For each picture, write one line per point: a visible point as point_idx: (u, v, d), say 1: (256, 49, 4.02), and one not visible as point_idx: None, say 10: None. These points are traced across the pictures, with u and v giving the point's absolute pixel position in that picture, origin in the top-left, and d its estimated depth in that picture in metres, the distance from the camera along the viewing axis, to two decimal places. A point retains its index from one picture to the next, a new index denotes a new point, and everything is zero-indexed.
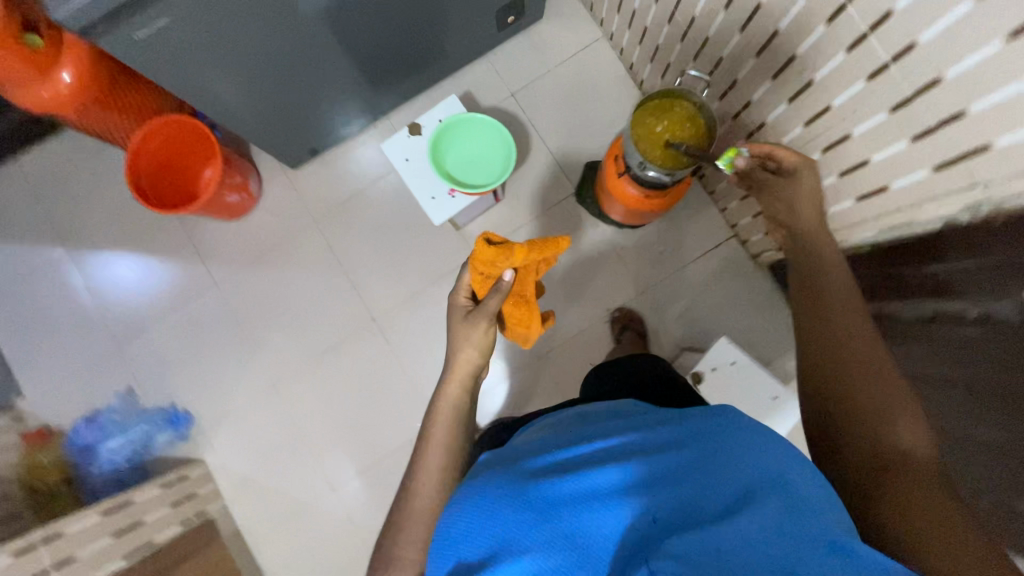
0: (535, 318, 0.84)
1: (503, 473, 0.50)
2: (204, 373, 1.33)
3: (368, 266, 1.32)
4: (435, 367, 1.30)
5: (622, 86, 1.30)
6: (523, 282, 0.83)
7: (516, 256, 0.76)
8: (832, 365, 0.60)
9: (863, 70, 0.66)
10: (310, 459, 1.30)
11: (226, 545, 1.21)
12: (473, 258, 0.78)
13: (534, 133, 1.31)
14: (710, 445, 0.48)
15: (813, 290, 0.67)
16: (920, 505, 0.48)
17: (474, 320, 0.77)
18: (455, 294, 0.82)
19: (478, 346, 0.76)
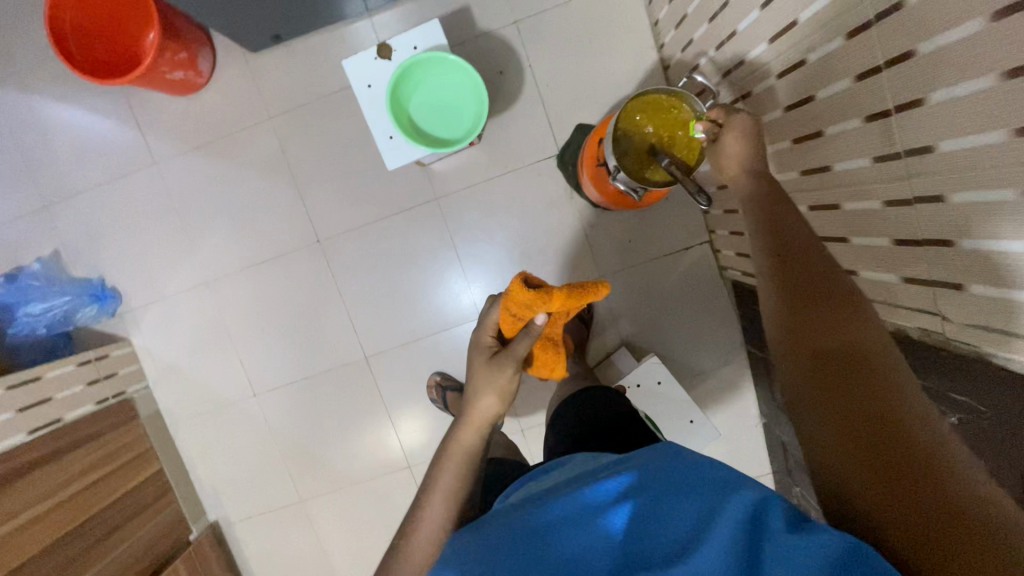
0: (562, 362, 0.78)
1: (486, 524, 0.50)
2: (136, 254, 1.28)
3: (321, 182, 1.23)
4: (373, 302, 1.26)
5: (639, 45, 1.15)
6: (554, 324, 0.76)
7: (554, 302, 0.67)
8: (815, 361, 0.49)
9: (873, 149, 0.58)
10: (235, 362, 1.30)
11: (144, 427, 1.27)
12: (504, 298, 0.70)
13: (530, 76, 1.17)
14: (666, 473, 0.49)
15: (807, 283, 0.55)
16: (932, 518, 0.39)
17: (501, 363, 0.73)
18: (480, 331, 0.77)
19: (502, 392, 0.72)
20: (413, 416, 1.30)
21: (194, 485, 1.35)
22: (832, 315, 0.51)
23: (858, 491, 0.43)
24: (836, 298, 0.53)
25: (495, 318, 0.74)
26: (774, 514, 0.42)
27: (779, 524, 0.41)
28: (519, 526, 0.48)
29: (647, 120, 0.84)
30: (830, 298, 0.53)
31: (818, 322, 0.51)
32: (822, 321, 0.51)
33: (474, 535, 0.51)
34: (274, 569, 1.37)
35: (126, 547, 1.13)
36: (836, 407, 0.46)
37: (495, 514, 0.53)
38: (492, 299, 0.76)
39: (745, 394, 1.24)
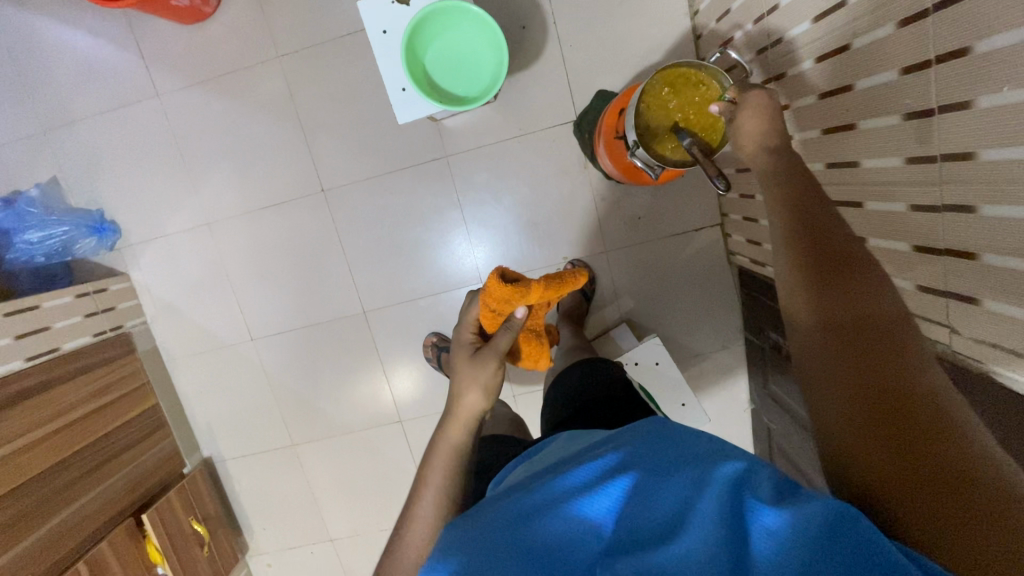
0: (546, 352, 0.81)
1: (472, 506, 0.48)
2: (137, 187, 1.26)
3: (328, 129, 1.19)
4: (375, 257, 1.25)
5: (672, 10, 1.09)
6: (535, 316, 0.80)
7: (533, 295, 0.71)
8: (826, 331, 0.42)
9: (907, 149, 0.56)
10: (233, 305, 1.30)
11: (140, 361, 1.28)
12: (483, 294, 0.73)
13: (554, 34, 1.11)
14: (652, 452, 0.46)
15: (823, 242, 0.47)
16: (944, 497, 0.34)
17: (482, 357, 0.69)
18: (460, 330, 0.75)
19: (484, 387, 0.67)
20: (408, 372, 1.32)
21: (190, 421, 1.38)
22: (838, 278, 0.44)
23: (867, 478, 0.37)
24: (846, 256, 0.45)
25: (475, 314, 0.74)
26: (760, 484, 0.40)
27: (765, 494, 0.38)
28: (505, 508, 0.45)
29: (671, 94, 0.80)
30: (839, 258, 0.45)
31: (838, 291, 0.43)
32: (826, 284, 0.44)
33: (454, 527, 0.47)
34: (264, 505, 1.42)
35: (120, 476, 1.17)
36: (839, 380, 0.40)
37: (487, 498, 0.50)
38: (469, 296, 0.76)
39: (736, 379, 1.26)
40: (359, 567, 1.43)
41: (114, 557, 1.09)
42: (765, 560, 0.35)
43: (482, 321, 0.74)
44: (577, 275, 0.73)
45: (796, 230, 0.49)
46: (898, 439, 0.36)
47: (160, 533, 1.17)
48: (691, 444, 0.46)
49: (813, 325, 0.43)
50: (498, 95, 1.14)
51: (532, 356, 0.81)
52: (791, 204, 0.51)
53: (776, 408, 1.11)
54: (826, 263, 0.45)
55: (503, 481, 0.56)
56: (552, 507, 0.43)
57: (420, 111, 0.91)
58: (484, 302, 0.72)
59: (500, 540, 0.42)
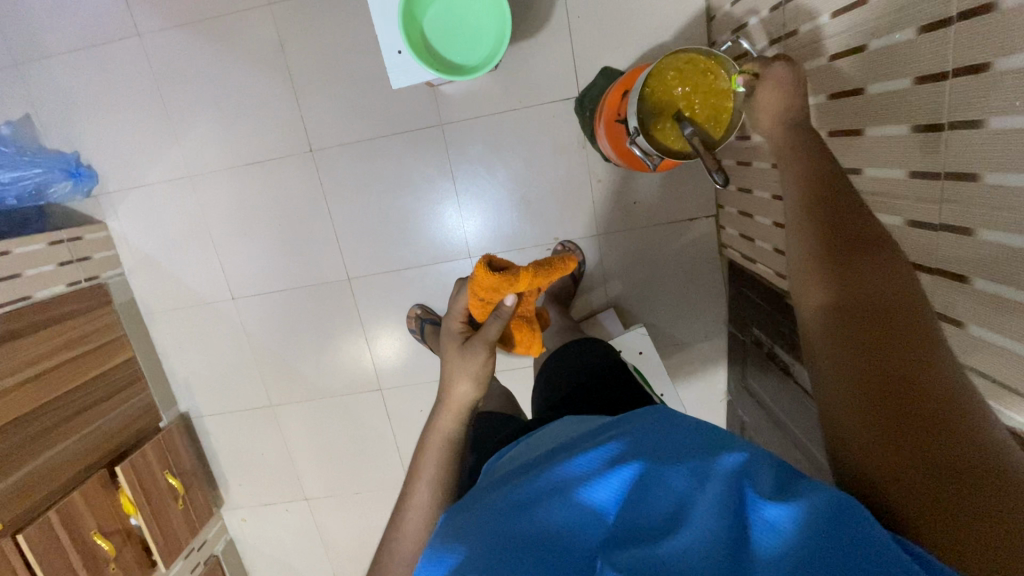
0: (538, 338, 0.81)
1: (472, 503, 0.45)
2: (115, 131, 1.20)
3: (318, 85, 1.14)
4: (362, 223, 1.22)
5: None
6: (526, 303, 0.80)
7: (521, 282, 0.71)
8: (841, 323, 0.41)
9: (911, 162, 0.55)
10: (214, 261, 1.27)
11: (116, 313, 1.25)
12: (471, 285, 0.72)
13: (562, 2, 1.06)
14: (654, 439, 0.44)
15: (844, 235, 0.46)
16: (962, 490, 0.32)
17: (471, 349, 0.68)
18: (450, 320, 0.75)
19: (475, 376, 0.66)
20: (390, 341, 1.31)
21: (167, 375, 1.37)
22: (851, 260, 0.44)
23: (878, 474, 0.36)
24: (860, 242, 0.45)
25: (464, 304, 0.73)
26: (761, 477, 0.39)
27: (767, 488, 0.38)
28: (504, 499, 0.42)
29: (678, 83, 0.77)
30: (854, 243, 0.45)
31: (859, 279, 0.42)
32: (838, 268, 0.44)
33: (448, 522, 0.45)
34: (241, 462, 1.43)
35: (94, 427, 1.16)
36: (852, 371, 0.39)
37: (483, 490, 0.48)
38: (459, 287, 0.77)
39: (716, 370, 1.27)
40: (333, 526, 1.46)
41: (87, 507, 1.09)
42: (771, 552, 0.34)
43: (472, 311, 0.74)
44: (565, 262, 0.73)
45: (813, 216, 0.48)
46: (909, 422, 0.35)
47: (134, 487, 1.18)
48: (693, 435, 0.45)
49: (827, 313, 0.43)
50: (499, 64, 1.10)
51: (525, 341, 0.80)
52: (809, 193, 0.50)
53: (752, 402, 1.13)
54: (840, 246, 0.45)
55: (497, 467, 0.53)
56: (552, 494, 0.41)
57: (414, 75, 0.89)
58: (472, 292, 0.72)
59: (500, 530, 0.39)
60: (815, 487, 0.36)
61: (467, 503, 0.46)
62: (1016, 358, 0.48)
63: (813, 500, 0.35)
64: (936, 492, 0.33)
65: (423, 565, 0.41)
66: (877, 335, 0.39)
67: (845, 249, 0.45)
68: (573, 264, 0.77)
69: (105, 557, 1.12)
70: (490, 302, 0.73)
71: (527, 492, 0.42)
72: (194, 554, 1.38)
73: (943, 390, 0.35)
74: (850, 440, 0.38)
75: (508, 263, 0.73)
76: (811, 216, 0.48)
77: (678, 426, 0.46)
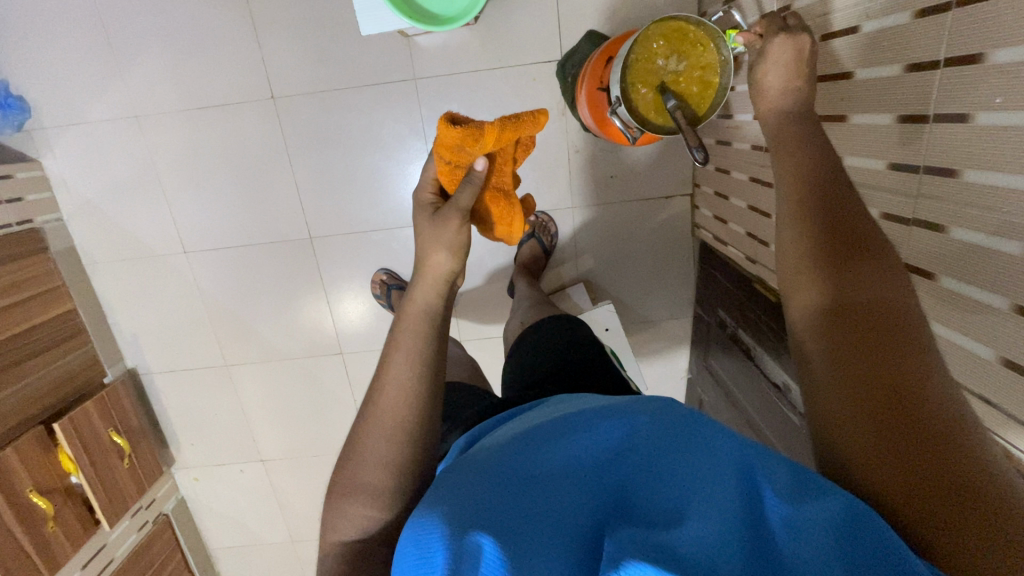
0: (517, 212, 0.74)
1: (450, 476, 0.43)
2: (49, 58, 1.08)
3: (281, 23, 1.04)
4: (325, 181, 1.16)
5: None
6: (499, 173, 0.74)
7: (488, 137, 0.66)
8: (834, 322, 0.40)
9: (890, 154, 0.54)
10: (165, 211, 1.19)
11: (54, 262, 1.16)
12: (437, 149, 0.67)
13: None
14: (651, 426, 0.43)
15: (843, 226, 0.44)
16: (951, 496, 0.32)
17: (444, 216, 0.61)
18: (418, 192, 0.68)
19: (451, 246, 0.59)
20: (354, 305, 1.27)
21: (113, 329, 1.29)
22: (846, 257, 0.42)
23: (869, 475, 0.36)
24: (860, 237, 0.43)
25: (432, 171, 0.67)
26: (774, 475, 0.39)
27: (781, 487, 0.37)
28: (492, 473, 0.41)
29: (665, 52, 0.74)
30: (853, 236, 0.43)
31: (849, 279, 0.41)
32: (831, 266, 0.42)
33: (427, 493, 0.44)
34: (193, 422, 1.39)
35: (28, 382, 1.09)
36: (844, 373, 0.38)
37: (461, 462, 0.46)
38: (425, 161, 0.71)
39: (679, 349, 1.29)
40: (289, 488, 1.45)
41: (22, 466, 1.03)
42: (782, 551, 0.34)
43: (441, 180, 0.68)
44: (535, 114, 0.69)
45: (817, 198, 0.46)
46: (902, 433, 0.35)
47: (75, 445, 1.12)
48: (694, 423, 0.43)
49: (816, 311, 0.42)
50: (479, 17, 1.03)
51: (505, 217, 0.74)
52: (817, 171, 0.48)
53: (712, 382, 1.15)
54: (841, 238, 0.43)
55: (476, 438, 0.51)
56: (538, 475, 0.41)
57: (387, 23, 0.83)
58: (439, 156, 0.66)
59: (486, 511, 0.38)
60: (826, 488, 0.36)
61: (445, 476, 0.44)
62: (976, 358, 0.49)
63: (825, 502, 0.35)
64: (923, 498, 0.33)
65: (409, 542, 0.39)
66: (872, 340, 0.38)
67: (845, 240, 0.43)
68: (544, 118, 0.72)
69: (44, 516, 1.07)
70: (460, 169, 0.68)
71: (512, 469, 0.41)
72: (142, 512, 1.34)
73: (939, 405, 0.35)
74: (841, 440, 0.38)
75: (471, 120, 0.68)
76: (816, 198, 0.46)
77: (674, 411, 0.45)
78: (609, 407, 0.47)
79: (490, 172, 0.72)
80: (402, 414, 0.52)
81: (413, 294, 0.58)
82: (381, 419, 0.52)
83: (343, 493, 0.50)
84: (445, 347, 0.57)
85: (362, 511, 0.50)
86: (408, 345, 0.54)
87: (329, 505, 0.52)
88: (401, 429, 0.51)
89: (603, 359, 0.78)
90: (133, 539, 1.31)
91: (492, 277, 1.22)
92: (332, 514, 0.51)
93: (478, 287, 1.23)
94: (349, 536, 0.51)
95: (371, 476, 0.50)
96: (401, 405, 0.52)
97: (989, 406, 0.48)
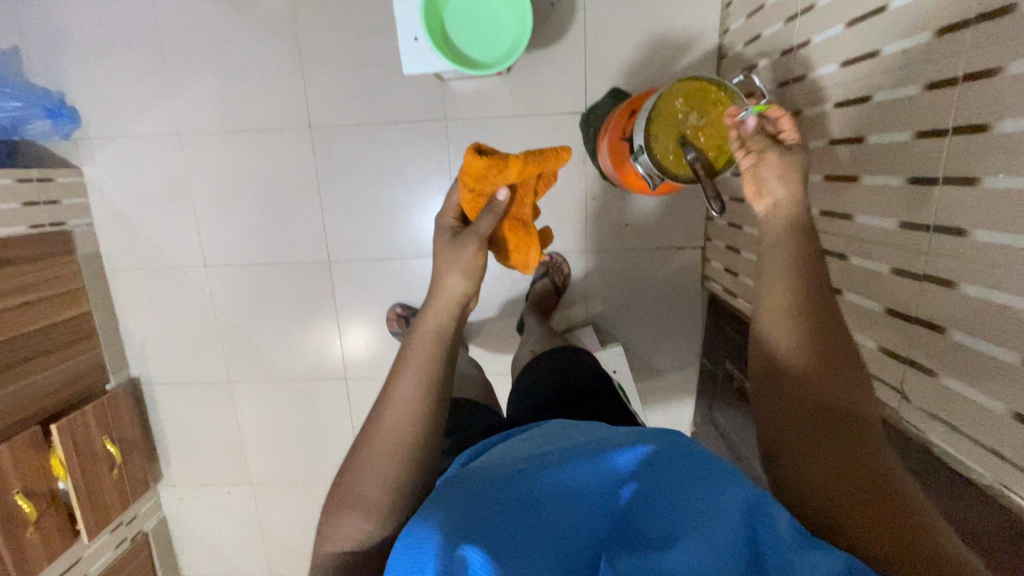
0: (535, 241, 0.76)
1: (451, 485, 0.43)
2: (106, 74, 1.15)
3: (326, 60, 1.12)
4: (350, 208, 1.20)
5: (701, 23, 1.07)
6: (520, 204, 0.77)
7: (511, 168, 0.69)
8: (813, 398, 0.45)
9: (901, 212, 0.56)
10: (191, 224, 1.23)
11: (77, 264, 1.19)
12: (462, 177, 0.70)
13: (579, 21, 1.07)
14: (660, 457, 0.43)
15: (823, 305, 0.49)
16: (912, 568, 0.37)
17: (462, 241, 0.62)
18: (440, 216, 0.70)
19: (466, 269, 0.60)
20: (363, 331, 1.28)
21: (121, 335, 1.30)
22: (829, 339, 0.47)
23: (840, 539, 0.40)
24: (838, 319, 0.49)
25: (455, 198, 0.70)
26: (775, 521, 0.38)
27: (779, 534, 0.37)
28: (493, 487, 0.41)
29: (686, 107, 0.79)
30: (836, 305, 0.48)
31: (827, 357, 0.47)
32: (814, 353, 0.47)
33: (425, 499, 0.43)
34: (187, 438, 1.37)
35: (34, 379, 1.09)
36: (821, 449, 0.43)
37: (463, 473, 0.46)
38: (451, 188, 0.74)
39: (683, 400, 1.28)
40: (274, 516, 1.41)
41: (13, 465, 1.01)
42: None
43: (463, 207, 0.71)
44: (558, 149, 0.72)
45: (813, 268, 0.50)
46: (876, 505, 0.40)
47: (68, 448, 1.10)
48: (701, 459, 0.43)
49: (800, 378, 0.46)
50: (511, 68, 1.10)
51: (523, 246, 0.76)
52: (805, 233, 0.51)
53: (716, 436, 1.13)
54: (830, 321, 0.48)
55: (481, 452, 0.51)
56: (538, 492, 0.41)
57: (427, 65, 0.89)
58: (463, 184, 0.69)
59: (484, 524, 0.38)
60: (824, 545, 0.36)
61: (446, 486, 0.44)
62: (987, 414, 0.49)
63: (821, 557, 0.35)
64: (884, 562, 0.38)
65: (402, 543, 0.39)
66: (840, 435, 0.43)
67: (831, 325, 0.48)
68: (567, 154, 0.75)
69: (24, 520, 1.03)
70: (482, 198, 0.70)
71: (515, 487, 0.41)
72: (121, 528, 1.30)
73: (899, 484, 0.41)
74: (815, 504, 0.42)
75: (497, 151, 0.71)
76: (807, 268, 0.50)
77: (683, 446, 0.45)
78: (615, 437, 0.47)
79: (510, 203, 0.75)
80: (415, 431, 0.52)
81: (427, 313, 0.59)
82: (393, 434, 0.52)
83: (349, 507, 0.50)
84: (454, 367, 0.58)
85: (365, 527, 0.49)
86: (425, 362, 0.56)
87: (332, 519, 0.51)
88: (405, 445, 0.52)
89: (611, 393, 0.78)
90: (108, 556, 1.26)
91: (501, 314, 1.24)
92: (333, 529, 0.51)
93: (487, 323, 1.25)
94: (342, 548, 0.50)
95: (378, 491, 0.50)
96: (413, 422, 0.52)
97: (1004, 462, 0.48)
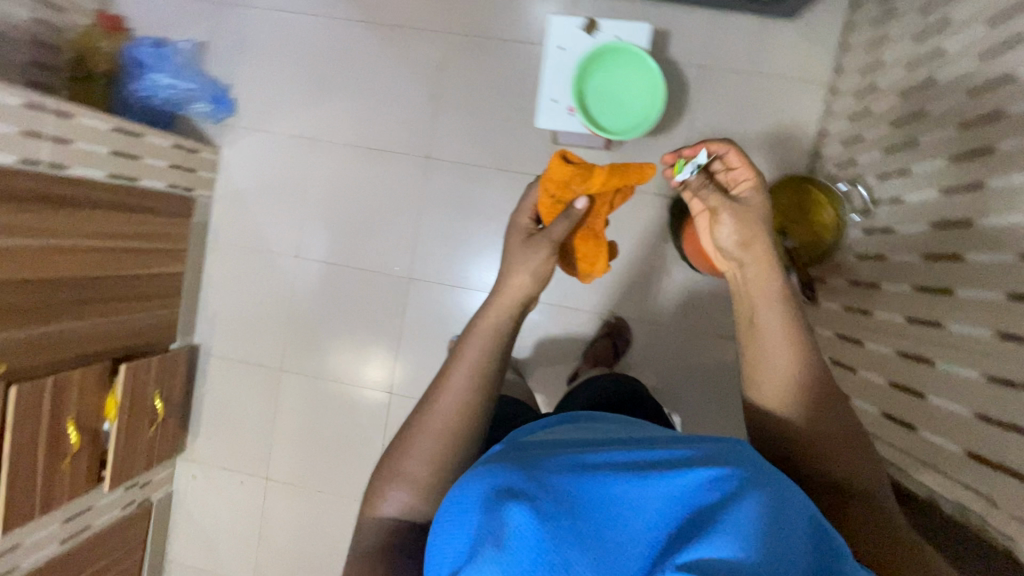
0: (602, 253, 0.85)
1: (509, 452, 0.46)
2: (269, 79, 1.33)
3: (460, 107, 1.27)
4: (443, 234, 1.30)
5: (797, 143, 1.18)
6: (594, 215, 0.83)
7: (592, 181, 0.76)
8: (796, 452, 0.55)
9: (1000, 323, 0.61)
10: (298, 218, 1.34)
11: (188, 230, 1.30)
12: (544, 180, 0.77)
13: (688, 119, 1.20)
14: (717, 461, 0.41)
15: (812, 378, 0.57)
16: None
17: (536, 245, 0.68)
18: (519, 215, 0.77)
19: (534, 271, 0.65)
20: (415, 349, 1.32)
21: (198, 303, 1.38)
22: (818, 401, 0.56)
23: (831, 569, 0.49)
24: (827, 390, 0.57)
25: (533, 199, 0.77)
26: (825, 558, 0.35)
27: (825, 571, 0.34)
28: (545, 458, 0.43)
29: None
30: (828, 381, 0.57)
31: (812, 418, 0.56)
32: (817, 430, 0.55)
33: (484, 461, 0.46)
34: (223, 416, 1.39)
35: (122, 320, 1.16)
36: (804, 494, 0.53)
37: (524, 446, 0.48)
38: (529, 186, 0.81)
39: None
40: (279, 518, 1.38)
41: (78, 393, 1.05)
42: None
43: (540, 209, 0.78)
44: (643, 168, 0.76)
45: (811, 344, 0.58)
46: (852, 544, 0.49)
47: (126, 393, 1.14)
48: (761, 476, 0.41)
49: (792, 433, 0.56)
50: (618, 146, 1.23)
51: (590, 256, 0.84)
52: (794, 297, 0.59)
53: None
54: (823, 388, 0.57)
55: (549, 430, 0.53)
56: (597, 469, 0.41)
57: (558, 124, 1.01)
58: (545, 188, 0.76)
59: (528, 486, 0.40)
60: None
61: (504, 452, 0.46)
62: None
63: None
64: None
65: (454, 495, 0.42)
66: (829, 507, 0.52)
67: (834, 414, 0.55)
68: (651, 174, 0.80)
69: (66, 451, 1.05)
70: (559, 204, 0.77)
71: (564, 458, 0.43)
72: (134, 490, 1.29)
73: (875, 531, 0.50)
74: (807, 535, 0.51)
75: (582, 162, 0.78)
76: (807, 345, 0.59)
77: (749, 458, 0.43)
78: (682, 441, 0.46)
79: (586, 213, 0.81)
80: None
81: (488, 310, 0.63)
82: None
83: None
84: (504, 365, 0.62)
85: None
86: None
87: None
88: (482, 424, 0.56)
89: None
90: (114, 515, 1.25)
91: (556, 365, 1.27)
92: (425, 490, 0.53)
93: (540, 370, 1.28)
94: (389, 514, 0.57)
95: None
96: None
97: None
